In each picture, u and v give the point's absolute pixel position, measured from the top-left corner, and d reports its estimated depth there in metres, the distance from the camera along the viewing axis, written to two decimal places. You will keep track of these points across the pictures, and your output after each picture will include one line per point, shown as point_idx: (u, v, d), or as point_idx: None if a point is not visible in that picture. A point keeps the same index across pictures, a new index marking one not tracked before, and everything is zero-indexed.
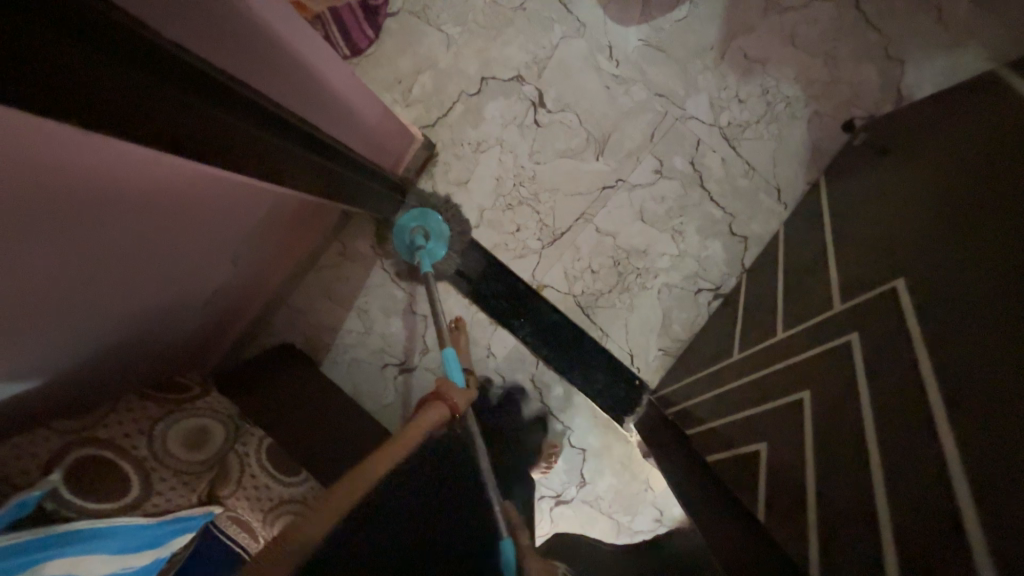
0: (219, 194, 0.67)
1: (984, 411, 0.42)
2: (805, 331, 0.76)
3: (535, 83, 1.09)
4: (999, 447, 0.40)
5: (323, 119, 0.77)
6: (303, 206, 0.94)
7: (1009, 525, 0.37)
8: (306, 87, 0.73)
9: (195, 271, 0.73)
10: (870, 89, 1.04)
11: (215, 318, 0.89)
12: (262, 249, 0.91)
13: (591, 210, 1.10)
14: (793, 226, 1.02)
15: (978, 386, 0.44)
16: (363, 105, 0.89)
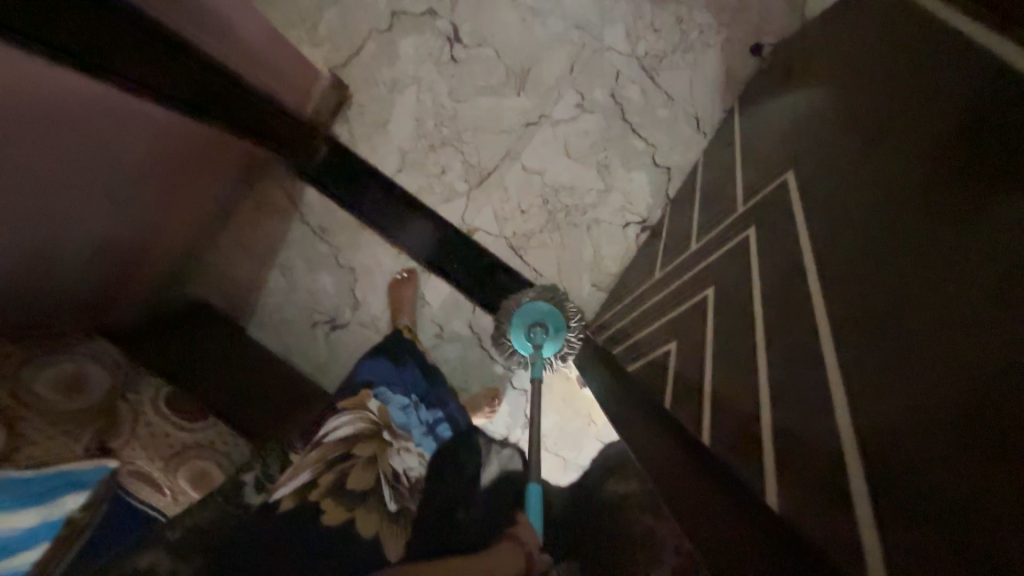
0: (85, 124, 0.56)
1: (857, 263, 0.43)
2: (714, 239, 0.78)
3: (449, 17, 1.05)
4: (863, 292, 0.40)
5: (209, 40, 0.70)
6: (214, 153, 0.86)
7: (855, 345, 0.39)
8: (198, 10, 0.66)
9: (77, 219, 0.63)
10: (776, 14, 1.06)
11: (128, 282, 0.80)
12: (169, 202, 0.82)
13: (517, 148, 1.08)
14: (711, 152, 1.04)
15: (840, 239, 0.46)
16: (258, 33, 0.82)
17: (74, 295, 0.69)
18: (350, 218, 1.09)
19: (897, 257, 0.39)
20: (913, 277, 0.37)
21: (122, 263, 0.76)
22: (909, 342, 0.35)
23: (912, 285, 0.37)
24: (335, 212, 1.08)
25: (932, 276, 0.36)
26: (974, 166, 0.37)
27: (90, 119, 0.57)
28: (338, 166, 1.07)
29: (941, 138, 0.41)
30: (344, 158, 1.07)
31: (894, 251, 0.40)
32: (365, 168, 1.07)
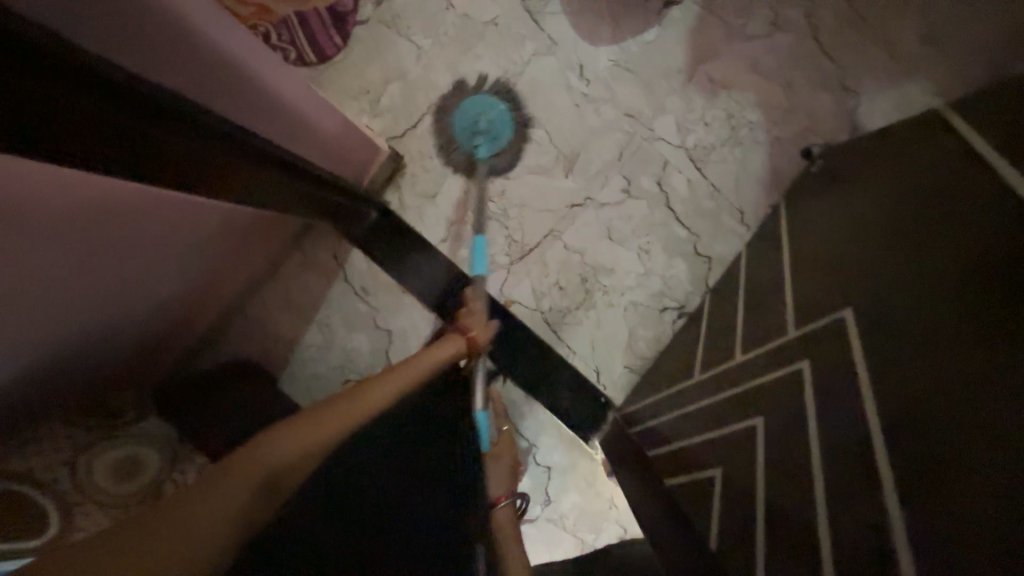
0: (160, 217, 0.61)
1: (920, 448, 0.44)
2: (762, 355, 0.77)
3: (505, 98, 1.08)
4: (930, 486, 0.42)
5: (285, 136, 0.75)
6: (266, 221, 0.91)
7: (937, 566, 0.39)
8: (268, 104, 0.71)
9: (139, 293, 0.68)
10: (827, 117, 1.08)
11: (164, 338, 0.84)
12: (218, 264, 0.87)
13: (560, 226, 1.10)
14: (754, 248, 1.04)
15: (911, 422, 0.46)
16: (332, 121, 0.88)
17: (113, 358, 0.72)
18: (391, 280, 1.11)
19: (963, 454, 0.41)
20: (981, 483, 0.39)
21: (165, 321, 0.80)
22: (980, 557, 0.36)
23: (982, 493, 0.38)
24: (378, 274, 1.11)
25: (1000, 490, 0.37)
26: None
27: (165, 211, 0.62)
28: (386, 230, 1.10)
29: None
30: (392, 224, 1.10)
31: (962, 449, 0.41)
32: (412, 235, 1.10)
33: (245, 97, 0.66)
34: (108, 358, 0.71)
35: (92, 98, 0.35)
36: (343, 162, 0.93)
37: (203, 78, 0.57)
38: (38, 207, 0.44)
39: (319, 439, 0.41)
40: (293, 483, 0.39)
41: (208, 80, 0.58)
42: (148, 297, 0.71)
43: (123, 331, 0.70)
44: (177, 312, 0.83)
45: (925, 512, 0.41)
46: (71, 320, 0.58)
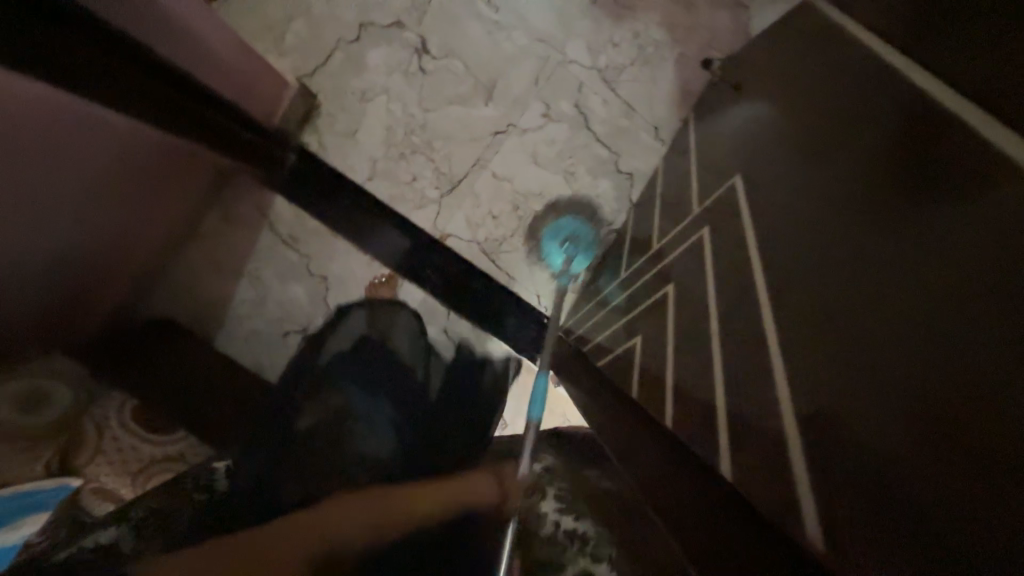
0: (55, 136, 0.57)
1: (789, 288, 0.43)
2: (674, 238, 0.83)
3: (417, 29, 1.07)
4: (801, 310, 0.40)
5: (169, 45, 0.70)
6: (178, 172, 0.88)
7: (817, 366, 0.35)
8: (162, 23, 0.69)
9: (50, 234, 0.63)
10: (723, 32, 1.15)
11: (102, 295, 0.81)
12: (137, 216, 0.83)
13: (486, 156, 1.12)
14: (669, 159, 1.11)
15: (776, 234, 0.52)
16: (227, 44, 0.83)
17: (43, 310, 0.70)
18: (320, 226, 1.09)
19: (824, 272, 0.40)
20: (848, 282, 0.37)
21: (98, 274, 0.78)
22: (853, 350, 0.33)
23: (848, 289, 0.37)
24: (305, 221, 1.08)
25: (872, 271, 0.36)
26: (884, 173, 0.41)
27: (60, 130, 0.58)
28: (308, 174, 1.08)
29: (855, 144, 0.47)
30: (314, 167, 1.07)
31: (821, 265, 0.41)
32: (337, 177, 1.08)
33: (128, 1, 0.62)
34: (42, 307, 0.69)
35: None
36: (251, 98, 0.90)
37: None
38: None
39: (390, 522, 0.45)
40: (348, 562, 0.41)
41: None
42: (68, 241, 0.68)
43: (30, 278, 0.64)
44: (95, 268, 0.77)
45: (799, 305, 0.41)
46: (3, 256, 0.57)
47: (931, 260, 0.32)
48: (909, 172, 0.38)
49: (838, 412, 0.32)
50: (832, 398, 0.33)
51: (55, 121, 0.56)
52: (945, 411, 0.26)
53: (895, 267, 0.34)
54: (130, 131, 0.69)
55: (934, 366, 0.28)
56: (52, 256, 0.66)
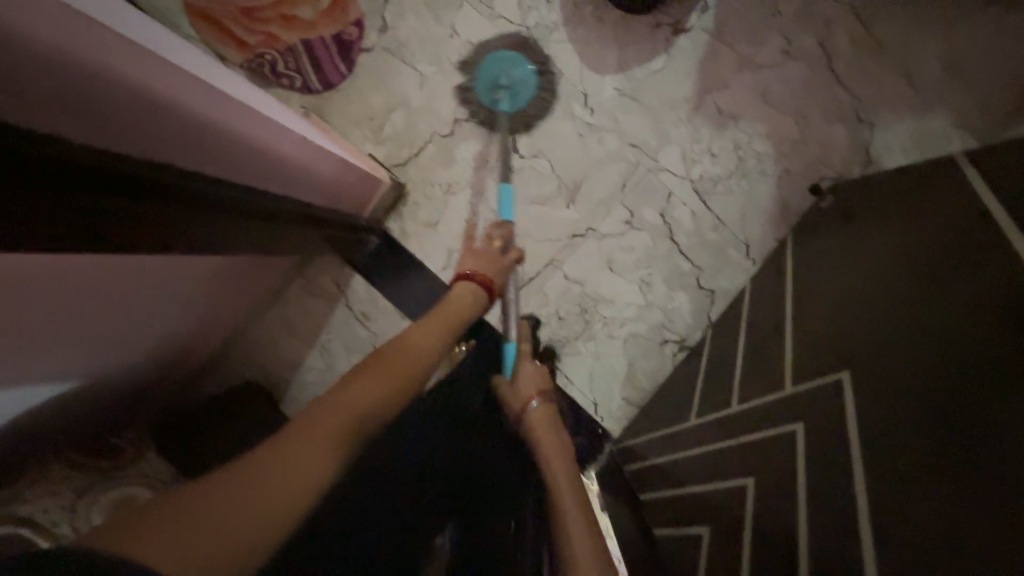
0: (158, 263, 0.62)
1: (895, 489, 0.47)
2: (753, 409, 0.76)
3: (509, 127, 1.08)
4: (901, 551, 0.44)
5: (302, 193, 0.81)
6: (242, 269, 0.89)
7: None
8: (293, 168, 0.79)
9: (139, 333, 0.70)
10: (838, 149, 1.05)
11: (167, 369, 0.89)
12: (201, 315, 0.88)
13: (561, 258, 1.10)
14: (759, 284, 1.03)
15: (902, 510, 0.46)
16: (350, 177, 0.93)
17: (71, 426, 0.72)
18: (392, 308, 1.12)
19: (924, 486, 0.45)
20: None
21: (152, 364, 0.83)
22: None
23: None
24: (379, 301, 1.12)
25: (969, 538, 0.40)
26: (968, 385, 0.46)
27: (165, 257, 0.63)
28: (387, 256, 1.11)
29: (993, 438, 0.42)
30: (394, 251, 1.11)
31: (918, 470, 0.46)
32: (415, 264, 1.11)
33: (269, 166, 0.73)
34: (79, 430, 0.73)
35: (74, 182, 0.38)
36: (344, 195, 0.94)
37: (231, 154, 0.64)
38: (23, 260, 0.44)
39: (395, 390, 0.49)
40: (372, 434, 0.45)
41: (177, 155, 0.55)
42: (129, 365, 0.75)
43: (128, 366, 0.76)
44: (176, 346, 0.87)
45: (893, 537, 0.45)
46: (70, 367, 0.61)
47: None
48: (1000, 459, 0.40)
49: None
50: None
51: (91, 278, 0.54)
52: None
53: (991, 467, 0.41)
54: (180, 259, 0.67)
55: None
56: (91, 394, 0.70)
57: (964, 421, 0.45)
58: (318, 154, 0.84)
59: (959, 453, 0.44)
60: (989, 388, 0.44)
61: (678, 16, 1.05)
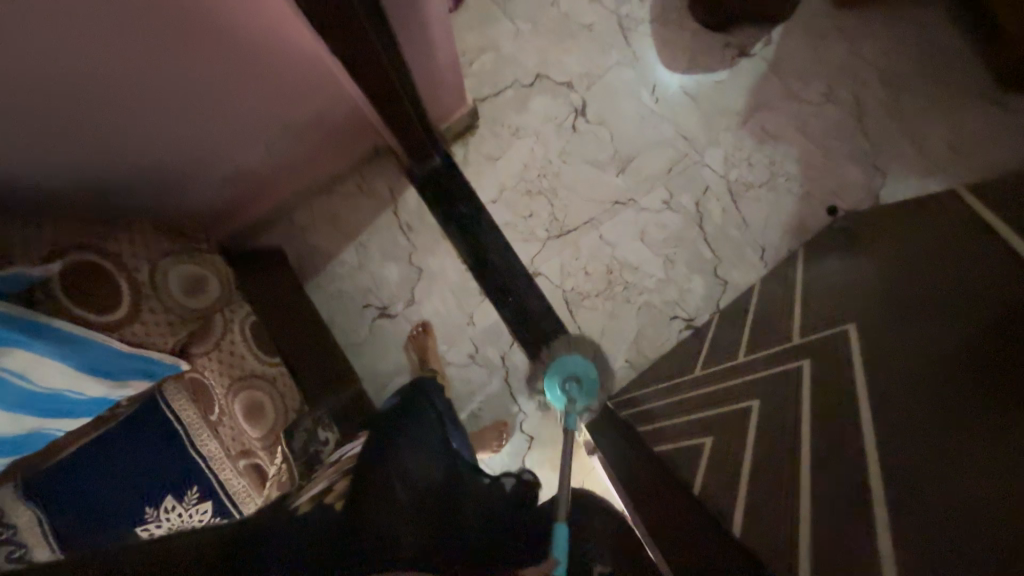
0: (293, 79, 0.76)
1: (904, 390, 0.55)
2: (759, 357, 0.84)
3: (582, 94, 1.19)
4: (905, 434, 0.51)
5: (418, 71, 0.88)
6: (340, 88, 0.84)
7: (897, 472, 0.49)
8: (420, 51, 0.85)
9: (237, 136, 0.79)
10: (853, 186, 1.21)
11: (227, 200, 0.93)
12: (275, 137, 0.86)
13: (600, 218, 1.19)
14: (769, 281, 1.14)
15: (909, 405, 0.53)
16: (451, 80, 1.00)
17: (129, 181, 0.74)
18: (436, 225, 1.18)
19: (936, 390, 0.52)
20: (925, 456, 0.48)
21: (217, 178, 0.86)
22: (949, 477, 0.45)
23: (931, 461, 0.47)
24: (425, 216, 1.18)
25: (968, 421, 0.48)
26: (989, 323, 0.54)
27: (300, 76, 0.76)
28: (444, 179, 1.19)
29: (1007, 353, 0.50)
30: (451, 175, 1.18)
31: (937, 380, 0.53)
32: (467, 192, 1.18)
33: (411, 36, 0.80)
34: (138, 189, 0.75)
35: None
36: (434, 93, 0.99)
37: (396, 8, 0.71)
38: (221, 23, 0.58)
39: None
40: None
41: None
42: (202, 158, 0.78)
43: (206, 171, 0.82)
44: (244, 177, 0.90)
45: (896, 425, 0.53)
46: (185, 140, 0.73)
47: (1006, 449, 0.43)
48: (1009, 369, 0.48)
49: (905, 508, 0.46)
50: (895, 494, 0.47)
51: (235, 53, 0.64)
52: (974, 565, 0.39)
53: (998, 376, 0.49)
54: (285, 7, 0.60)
55: (991, 538, 0.39)
56: (122, 163, 0.70)
57: (980, 344, 0.53)
58: (444, 48, 0.90)
59: (971, 364, 0.52)
60: (1011, 319, 0.52)
61: (745, 41, 1.21)
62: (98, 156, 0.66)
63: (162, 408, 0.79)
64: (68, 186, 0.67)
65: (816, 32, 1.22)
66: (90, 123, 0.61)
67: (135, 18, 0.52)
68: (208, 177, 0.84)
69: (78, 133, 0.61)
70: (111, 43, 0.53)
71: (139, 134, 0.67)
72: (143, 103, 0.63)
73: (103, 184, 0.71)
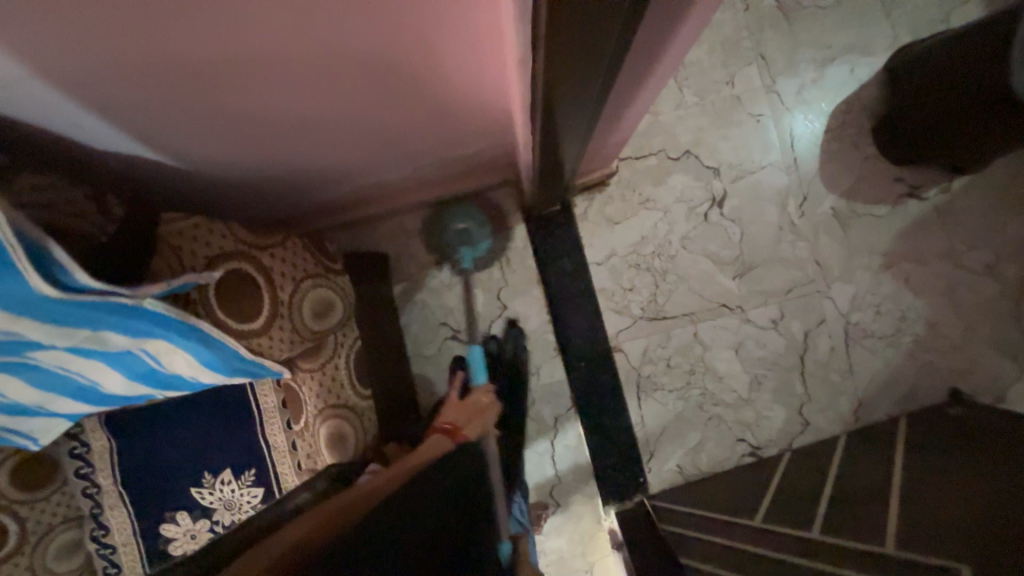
0: (470, 110, 0.72)
1: None
2: (840, 546, 0.78)
3: (725, 184, 1.12)
4: None
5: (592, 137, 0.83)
6: (505, 130, 0.85)
7: None
8: (604, 123, 0.80)
9: (396, 145, 0.78)
10: (984, 371, 1.09)
11: (355, 198, 0.93)
12: (425, 153, 0.84)
13: (700, 316, 1.13)
14: (858, 441, 1.06)
15: None
16: (610, 143, 0.96)
17: (287, 167, 0.74)
18: (534, 270, 1.15)
19: None
20: None
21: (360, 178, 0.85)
22: None
23: None
24: (527, 258, 1.15)
25: None
26: None
27: (477, 108, 0.73)
28: (557, 226, 1.15)
29: None
30: (566, 226, 1.15)
31: None
32: (575, 246, 1.15)
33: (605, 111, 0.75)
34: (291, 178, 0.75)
35: None
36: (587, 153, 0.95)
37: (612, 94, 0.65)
38: (437, 60, 0.56)
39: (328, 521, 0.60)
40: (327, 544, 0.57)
41: (615, 64, 0.53)
42: (361, 165, 0.81)
43: (353, 168, 0.81)
44: (382, 181, 0.90)
45: None
46: (348, 142, 0.72)
47: None
48: None
49: None
50: None
51: (435, 83, 0.61)
52: None
53: None
54: (501, 66, 0.60)
55: None
56: (289, 153, 0.69)
57: None
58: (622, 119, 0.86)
59: None
60: None
61: (921, 182, 1.10)
62: (274, 143, 0.66)
63: (247, 394, 0.82)
64: (234, 165, 0.68)
65: (1005, 196, 1.09)
66: (290, 133, 0.64)
67: (367, 49, 0.50)
68: (353, 174, 0.83)
69: (278, 137, 0.65)
70: (335, 62, 0.51)
71: (315, 132, 0.66)
72: (333, 108, 0.61)
73: (265, 167, 0.71)
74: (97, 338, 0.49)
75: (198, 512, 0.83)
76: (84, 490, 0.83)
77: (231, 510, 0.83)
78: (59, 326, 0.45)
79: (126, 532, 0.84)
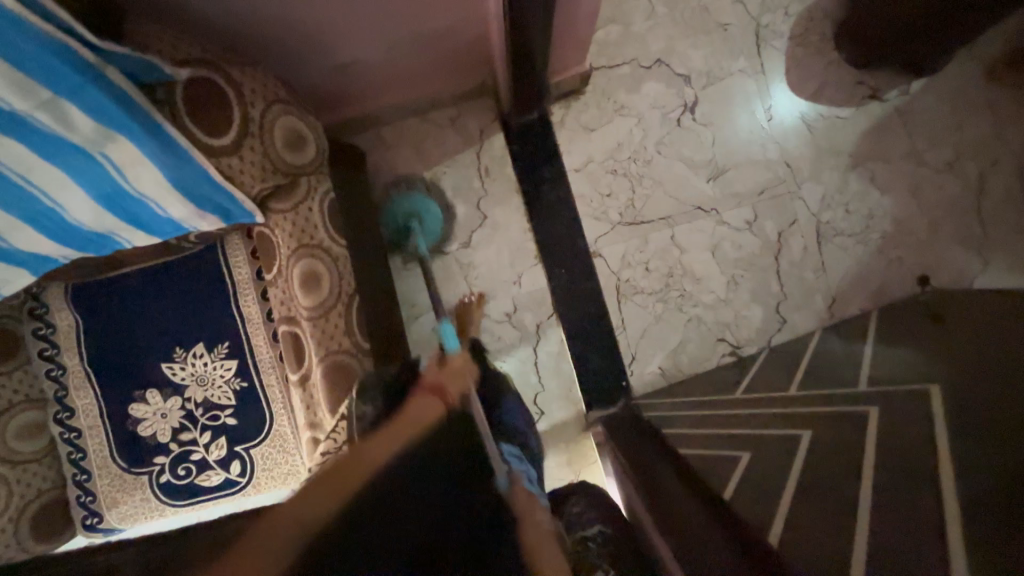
0: None
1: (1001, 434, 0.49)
2: (814, 394, 0.79)
3: (697, 91, 1.16)
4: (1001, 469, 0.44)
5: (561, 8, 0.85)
6: (478, 6, 0.86)
7: (978, 505, 0.42)
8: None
9: (373, 15, 0.78)
10: (950, 263, 1.13)
11: (331, 84, 0.93)
12: (401, 34, 0.85)
13: (677, 219, 1.15)
14: (833, 332, 1.08)
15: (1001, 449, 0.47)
16: (582, 34, 0.98)
17: (264, 31, 0.73)
18: (513, 178, 1.16)
19: None
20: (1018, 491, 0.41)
21: (337, 58, 0.85)
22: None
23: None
24: (506, 166, 1.16)
25: None
26: None
27: None
28: (534, 135, 1.17)
29: None
30: (544, 134, 1.17)
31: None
32: (553, 154, 1.16)
33: None
34: (267, 41, 0.75)
35: None
36: (562, 41, 0.97)
37: None
38: None
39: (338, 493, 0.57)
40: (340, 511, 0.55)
41: None
42: (339, 39, 0.81)
43: (331, 43, 0.81)
44: (358, 66, 0.90)
45: (984, 466, 0.46)
46: (326, 1, 0.72)
47: None
48: None
49: (979, 533, 0.40)
50: (967, 522, 0.41)
51: None
52: None
53: None
54: None
55: None
56: (265, 5, 0.69)
57: None
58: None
59: None
60: None
61: (881, 85, 1.15)
62: None
63: (217, 257, 0.80)
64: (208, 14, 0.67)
65: (961, 96, 1.14)
66: None
67: None
68: (330, 52, 0.83)
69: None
70: None
71: None
72: None
73: (240, 24, 0.71)
74: (60, 106, 0.49)
75: (168, 390, 0.81)
76: (47, 372, 0.80)
77: (204, 386, 0.81)
78: (21, 74, 0.46)
79: (93, 415, 0.81)
